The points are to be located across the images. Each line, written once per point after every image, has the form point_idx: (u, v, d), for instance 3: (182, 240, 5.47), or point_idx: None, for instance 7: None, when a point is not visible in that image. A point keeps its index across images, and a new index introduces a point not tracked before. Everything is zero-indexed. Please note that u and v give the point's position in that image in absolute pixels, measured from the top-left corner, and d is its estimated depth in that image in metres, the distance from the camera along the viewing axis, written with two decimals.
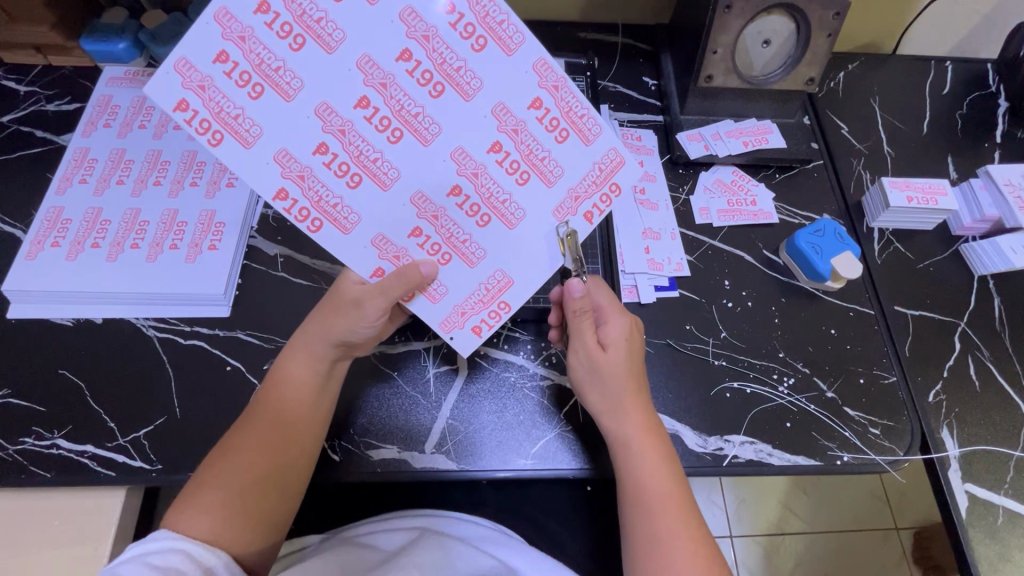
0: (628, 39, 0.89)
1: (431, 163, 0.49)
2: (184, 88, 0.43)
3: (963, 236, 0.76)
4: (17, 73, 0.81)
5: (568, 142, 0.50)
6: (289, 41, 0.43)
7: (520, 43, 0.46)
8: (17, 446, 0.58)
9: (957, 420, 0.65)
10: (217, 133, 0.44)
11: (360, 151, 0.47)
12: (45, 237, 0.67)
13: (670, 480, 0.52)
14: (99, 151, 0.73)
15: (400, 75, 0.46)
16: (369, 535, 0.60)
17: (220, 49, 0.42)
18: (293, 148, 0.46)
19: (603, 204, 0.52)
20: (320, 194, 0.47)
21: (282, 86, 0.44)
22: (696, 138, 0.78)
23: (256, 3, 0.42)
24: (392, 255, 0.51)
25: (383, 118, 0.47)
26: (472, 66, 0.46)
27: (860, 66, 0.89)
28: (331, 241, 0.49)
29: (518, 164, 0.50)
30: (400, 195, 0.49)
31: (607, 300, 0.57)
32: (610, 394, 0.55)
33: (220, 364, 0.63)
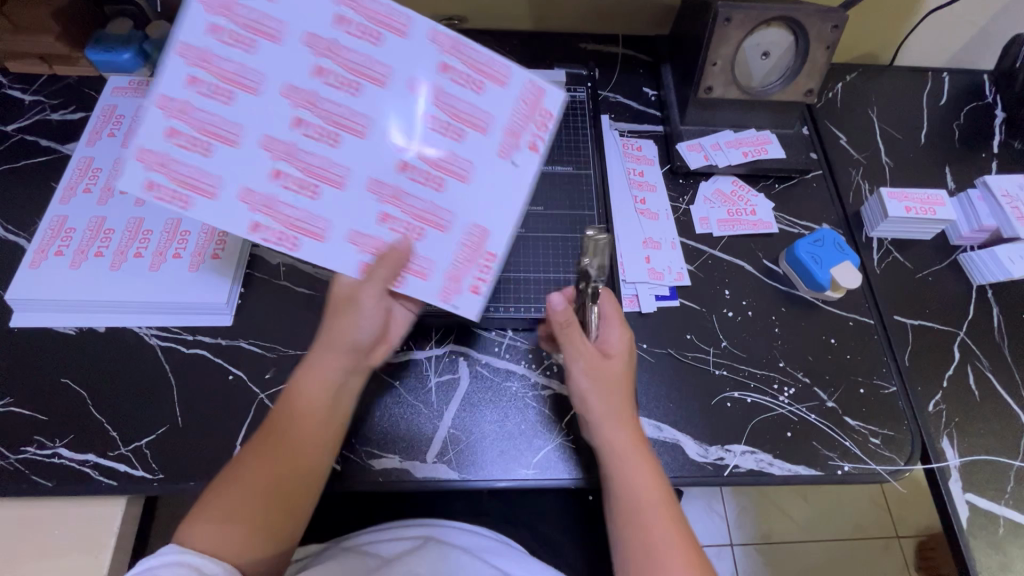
0: (628, 49, 0.90)
1: (380, 154, 0.52)
2: (147, 170, 0.49)
3: (962, 246, 0.77)
4: (23, 82, 0.81)
5: (482, 90, 0.53)
6: (219, 97, 0.49)
7: (407, 24, 0.51)
8: (19, 455, 0.58)
9: (958, 430, 0.65)
10: (184, 196, 0.50)
11: (310, 164, 0.51)
12: (49, 246, 0.67)
13: (660, 489, 0.52)
14: (103, 160, 0.73)
15: (320, 88, 0.51)
16: (371, 543, 0.60)
17: (168, 127, 0.49)
18: (252, 182, 0.51)
19: (541, 131, 0.54)
20: (289, 215, 0.52)
21: (226, 135, 0.50)
22: (696, 148, 0.79)
23: (184, 79, 0.49)
24: (370, 246, 0.53)
25: (324, 122, 0.51)
26: (387, 65, 0.51)
27: (858, 77, 0.90)
28: (311, 254, 0.53)
29: (450, 128, 0.53)
30: (363, 189, 0.53)
31: (611, 308, 0.59)
32: (602, 403, 0.55)
33: (222, 373, 0.63)
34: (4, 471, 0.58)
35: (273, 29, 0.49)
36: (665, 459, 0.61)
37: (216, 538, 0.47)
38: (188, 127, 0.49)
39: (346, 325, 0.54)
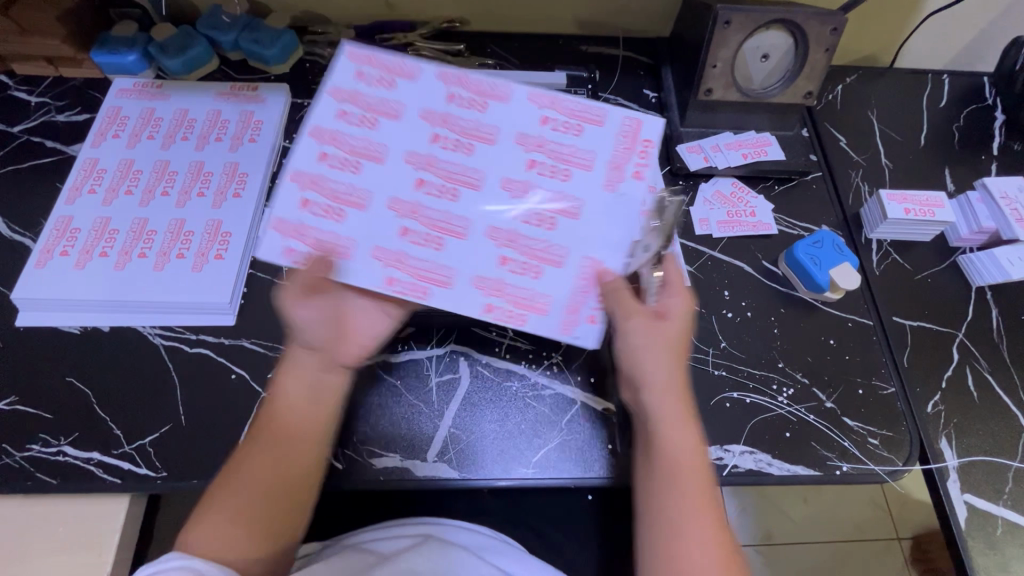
0: (629, 52, 0.91)
1: (493, 201, 0.54)
2: (286, 240, 0.52)
3: (962, 248, 0.77)
4: (29, 84, 0.82)
5: (582, 132, 0.56)
6: (352, 168, 0.53)
7: (509, 90, 0.56)
8: (25, 452, 0.59)
9: (956, 430, 0.65)
10: (322, 259, 0.51)
11: (434, 219, 0.53)
12: (55, 246, 0.68)
13: (699, 460, 0.51)
14: (108, 161, 0.74)
15: (438, 152, 0.54)
16: (371, 541, 0.60)
17: (304, 201, 0.52)
18: (383, 241, 0.52)
19: (644, 159, 0.55)
20: (416, 266, 0.52)
21: (355, 202, 0.53)
22: (696, 150, 0.79)
23: (318, 157, 0.53)
24: (493, 288, 0.53)
25: (445, 176, 0.54)
26: (485, 125, 0.55)
27: (858, 79, 0.91)
28: (438, 300, 0.52)
29: (556, 166, 0.55)
30: (480, 233, 0.53)
31: (675, 275, 0.55)
32: (650, 368, 0.53)
33: (225, 372, 0.64)
34: (9, 469, 0.58)
35: (388, 109, 0.55)
36: None
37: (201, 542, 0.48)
38: (329, 198, 0.53)
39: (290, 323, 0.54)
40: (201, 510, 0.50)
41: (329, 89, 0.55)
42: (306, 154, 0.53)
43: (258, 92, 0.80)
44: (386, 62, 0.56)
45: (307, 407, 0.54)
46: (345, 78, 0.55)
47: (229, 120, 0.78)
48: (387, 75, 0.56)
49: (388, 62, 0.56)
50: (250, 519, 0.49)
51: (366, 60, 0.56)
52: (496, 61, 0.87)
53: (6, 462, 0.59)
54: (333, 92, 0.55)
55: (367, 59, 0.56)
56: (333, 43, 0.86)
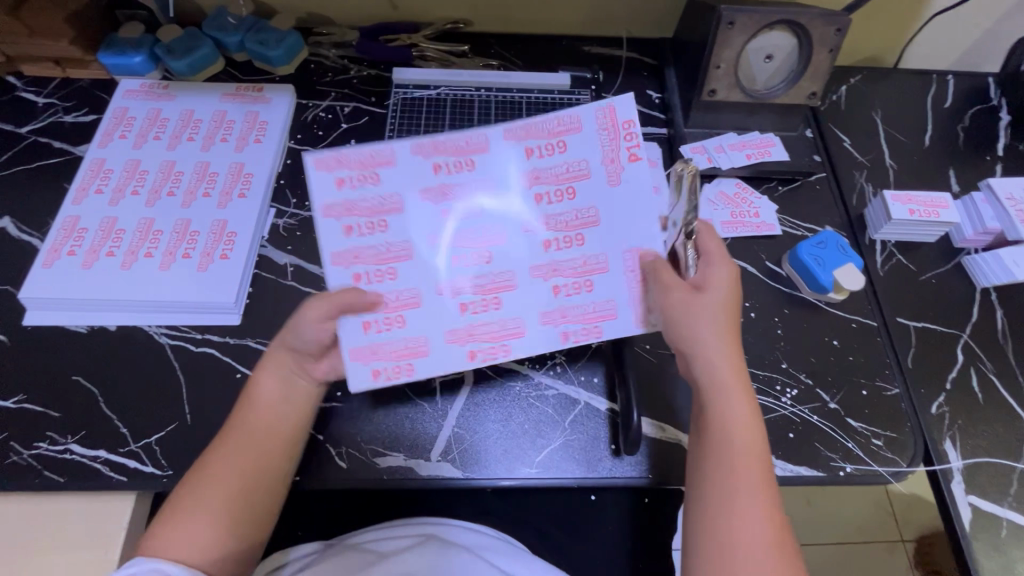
0: (633, 53, 0.91)
1: (524, 245, 0.55)
2: (365, 365, 0.53)
3: (966, 249, 0.77)
4: (37, 85, 0.83)
5: (564, 146, 0.55)
6: (388, 275, 0.54)
7: (480, 139, 0.55)
8: (32, 450, 0.60)
9: (960, 432, 0.65)
10: (405, 365, 0.54)
11: (482, 284, 0.55)
12: (62, 246, 0.68)
13: (750, 424, 0.50)
14: (115, 161, 0.74)
15: (454, 226, 0.55)
16: (374, 540, 0.60)
17: (363, 321, 0.53)
18: (450, 322, 0.54)
19: (633, 142, 0.54)
20: (487, 331, 0.55)
21: (408, 303, 0.54)
22: (700, 150, 0.79)
23: (352, 279, 0.53)
24: (560, 316, 0.55)
25: (473, 233, 0.55)
26: (483, 183, 0.55)
27: (862, 80, 0.91)
28: (519, 351, 0.55)
29: (559, 188, 0.55)
30: (531, 274, 0.55)
31: (713, 246, 0.56)
32: (698, 335, 0.52)
33: (230, 371, 0.64)
34: (17, 467, 0.59)
35: (388, 206, 0.54)
36: (667, 459, 0.61)
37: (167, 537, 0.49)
38: (383, 310, 0.54)
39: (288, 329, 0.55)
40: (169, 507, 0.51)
41: (320, 211, 0.53)
42: (339, 276, 0.53)
43: (263, 93, 0.81)
44: (352, 157, 0.53)
45: (276, 409, 0.55)
46: (326, 197, 0.53)
47: (234, 121, 0.78)
48: (363, 170, 0.53)
49: (354, 156, 0.53)
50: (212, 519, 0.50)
51: (335, 164, 0.53)
52: (500, 62, 0.87)
53: (13, 460, 0.59)
54: (326, 214, 0.53)
55: (330, 168, 0.53)
56: (338, 44, 0.87)
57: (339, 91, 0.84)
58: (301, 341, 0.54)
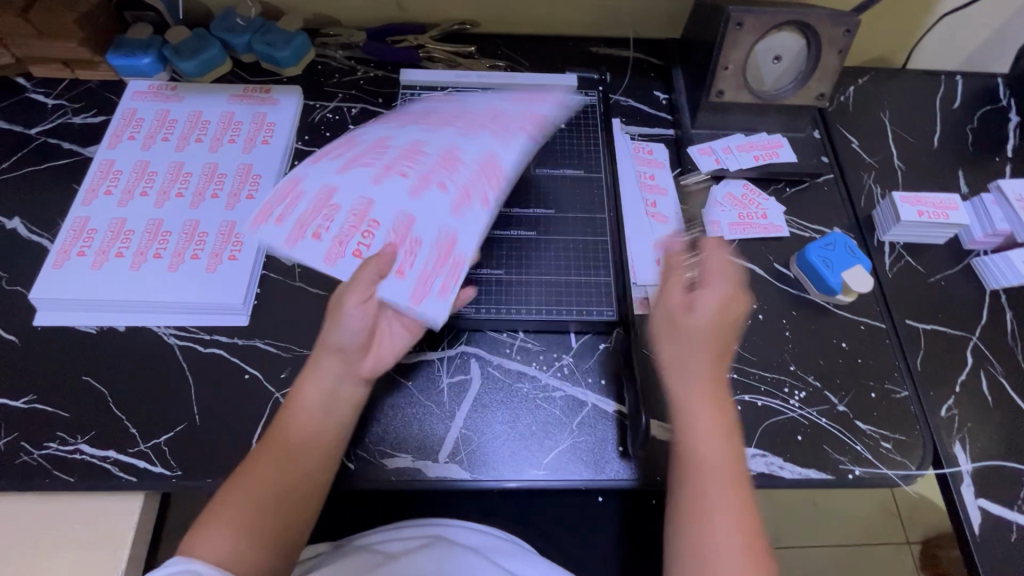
0: (639, 53, 0.90)
1: (474, 140, 0.67)
2: (419, 294, 0.60)
3: (975, 251, 0.76)
4: (46, 86, 0.83)
5: (405, 125, 0.70)
6: (379, 231, 0.63)
7: (363, 133, 0.70)
8: (42, 450, 0.60)
9: (970, 435, 0.64)
10: (452, 270, 0.61)
11: (450, 178, 0.65)
12: (72, 246, 0.69)
13: (722, 444, 0.50)
14: (124, 162, 0.75)
15: (391, 171, 0.66)
16: (383, 542, 0.60)
17: (397, 272, 0.60)
18: (452, 215, 0.63)
19: (445, 99, 0.74)
20: (472, 180, 0.64)
21: (416, 228, 0.63)
22: (707, 151, 0.79)
23: (358, 259, 0.62)
24: (503, 140, 0.68)
25: (403, 150, 0.67)
26: (304, 159, 0.67)
27: (870, 80, 0.90)
28: (513, 149, 0.67)
29: (431, 123, 0.70)
30: (473, 142, 0.67)
31: (715, 265, 0.55)
32: (676, 352, 0.53)
33: (238, 372, 0.65)
34: (27, 466, 0.59)
35: (335, 198, 0.64)
36: None
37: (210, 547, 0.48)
38: (397, 246, 0.62)
39: (331, 325, 0.55)
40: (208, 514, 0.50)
41: (282, 250, 0.62)
42: (348, 262, 0.62)
43: (270, 94, 0.81)
44: (263, 206, 0.64)
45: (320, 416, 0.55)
46: (280, 245, 0.62)
47: (242, 121, 0.79)
48: (284, 198, 0.64)
49: (273, 199, 0.64)
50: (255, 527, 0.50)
51: (262, 218, 0.63)
52: (506, 63, 0.87)
53: (24, 460, 0.59)
54: (290, 247, 0.61)
55: (263, 226, 0.63)
56: (345, 45, 0.87)
57: (347, 93, 0.84)
58: (345, 335, 0.55)
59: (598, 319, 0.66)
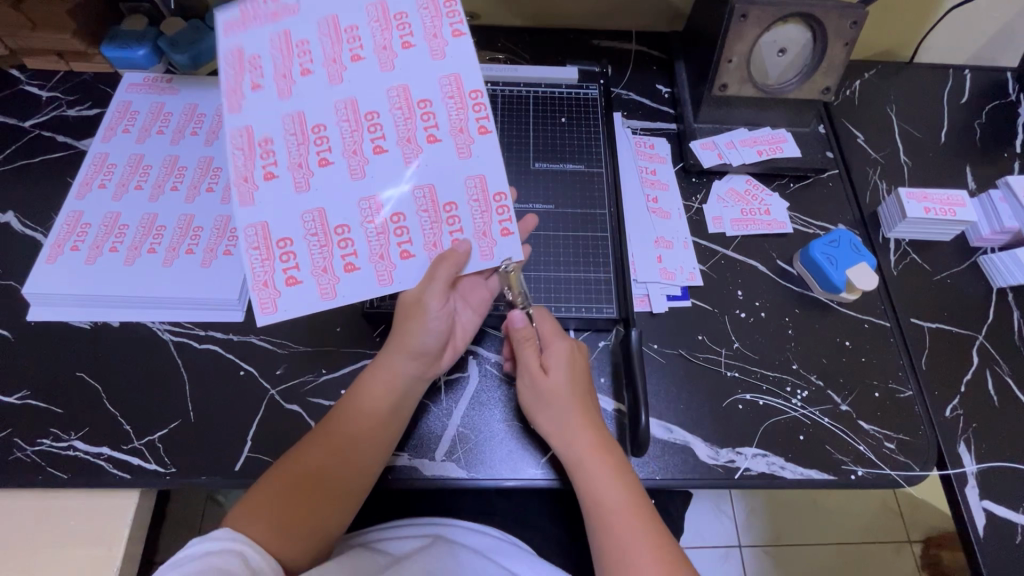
0: (642, 46, 0.89)
1: (383, 56, 0.52)
2: (492, 247, 0.55)
3: (982, 248, 0.75)
4: (41, 78, 0.82)
5: (238, 94, 0.51)
6: (397, 229, 0.53)
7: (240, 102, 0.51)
8: (35, 447, 0.59)
9: (975, 435, 0.63)
10: (502, 209, 0.55)
11: (398, 107, 0.53)
12: (65, 241, 0.68)
13: (619, 491, 0.53)
14: (118, 156, 0.74)
15: (336, 144, 0.52)
16: (382, 540, 0.59)
17: (457, 247, 0.54)
18: (446, 150, 0.53)
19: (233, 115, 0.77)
20: (444, 97, 0.53)
21: (430, 201, 0.54)
22: (710, 146, 0.78)
23: (408, 259, 0.54)
24: (433, 36, 0.52)
25: (341, 117, 0.52)
26: (258, 173, 0.51)
27: (876, 74, 0.89)
28: (465, 46, 0.53)
29: (292, 55, 0.51)
30: (389, 77, 0.52)
31: (547, 328, 0.60)
32: (551, 419, 0.57)
33: (233, 368, 0.64)
34: (20, 463, 0.59)
35: (332, 219, 0.52)
36: (674, 461, 0.60)
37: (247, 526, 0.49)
38: (438, 226, 0.54)
39: (414, 328, 0.56)
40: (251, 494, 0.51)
41: (331, 303, 0.53)
42: (405, 269, 0.54)
43: None
44: (256, 274, 0.51)
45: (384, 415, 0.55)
46: (323, 301, 0.53)
47: None
48: (273, 253, 0.52)
49: (255, 265, 0.51)
50: (290, 514, 0.50)
51: (267, 286, 0.52)
52: (506, 56, 0.86)
53: (17, 456, 0.59)
54: (335, 296, 0.53)
55: (279, 296, 0.52)
56: None
57: None
58: (429, 338, 0.56)
59: (598, 316, 0.65)
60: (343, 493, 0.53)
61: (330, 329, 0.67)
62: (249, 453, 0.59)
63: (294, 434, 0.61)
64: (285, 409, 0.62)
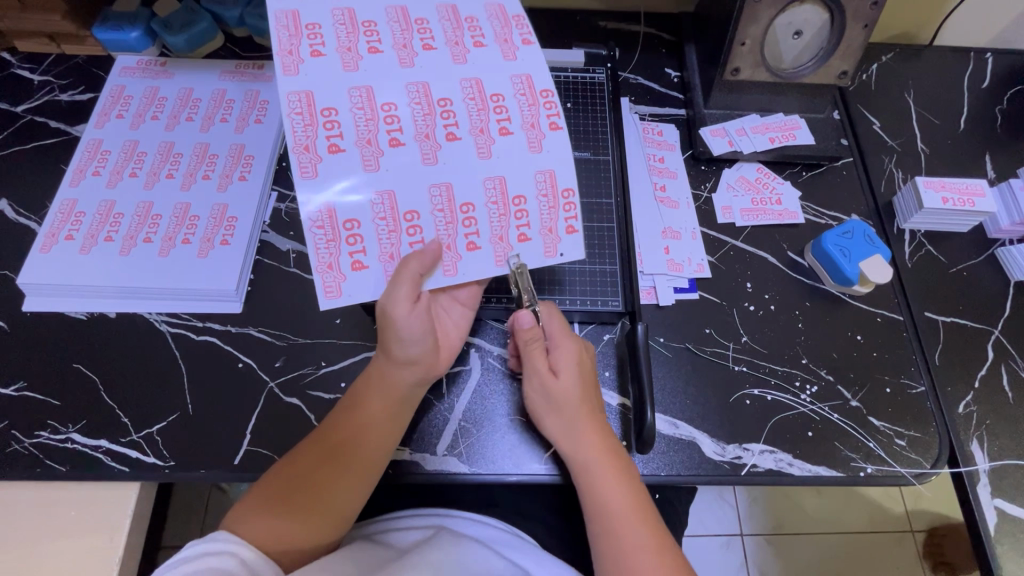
0: (651, 28, 0.86)
1: (452, 51, 0.53)
2: (557, 240, 0.53)
3: (1000, 240, 0.73)
4: (32, 62, 0.80)
5: (304, 63, 0.50)
6: (465, 219, 0.51)
7: (301, 74, 0.50)
8: (33, 439, 0.59)
9: (988, 433, 0.62)
10: (569, 204, 0.52)
11: (470, 98, 0.52)
12: (59, 230, 0.66)
13: (627, 495, 0.53)
14: (112, 142, 0.72)
15: (409, 131, 0.51)
16: (382, 534, 0.59)
17: (525, 238, 0.52)
18: (518, 146, 0.52)
19: (259, 114, 0.75)
20: (513, 94, 0.53)
21: (500, 192, 0.52)
22: (720, 133, 0.75)
23: (472, 248, 0.52)
24: (502, 39, 0.54)
25: (412, 100, 0.52)
26: (324, 144, 0.49)
27: (894, 58, 0.85)
28: (535, 53, 0.54)
29: (364, 38, 0.52)
30: (461, 69, 0.53)
31: (557, 326, 0.57)
32: (561, 420, 0.55)
33: (232, 360, 0.63)
34: (17, 456, 0.58)
35: (401, 203, 0.50)
36: (680, 457, 0.59)
37: (249, 517, 0.48)
38: (506, 218, 0.52)
39: (392, 339, 0.52)
40: (257, 488, 0.51)
41: None
42: (470, 261, 0.52)
43: (263, 70, 0.78)
44: (321, 255, 0.49)
45: (387, 411, 0.55)
46: None
47: (234, 99, 0.76)
48: (338, 235, 0.49)
49: (319, 246, 0.49)
50: (288, 498, 0.50)
51: (332, 269, 0.49)
52: None
53: (15, 448, 0.58)
54: None
55: (344, 280, 0.50)
56: None
57: None
58: (409, 346, 0.53)
59: (604, 308, 0.64)
60: (360, 486, 0.53)
61: (329, 321, 0.65)
62: (248, 447, 0.59)
63: (293, 427, 0.60)
64: (284, 402, 0.61)
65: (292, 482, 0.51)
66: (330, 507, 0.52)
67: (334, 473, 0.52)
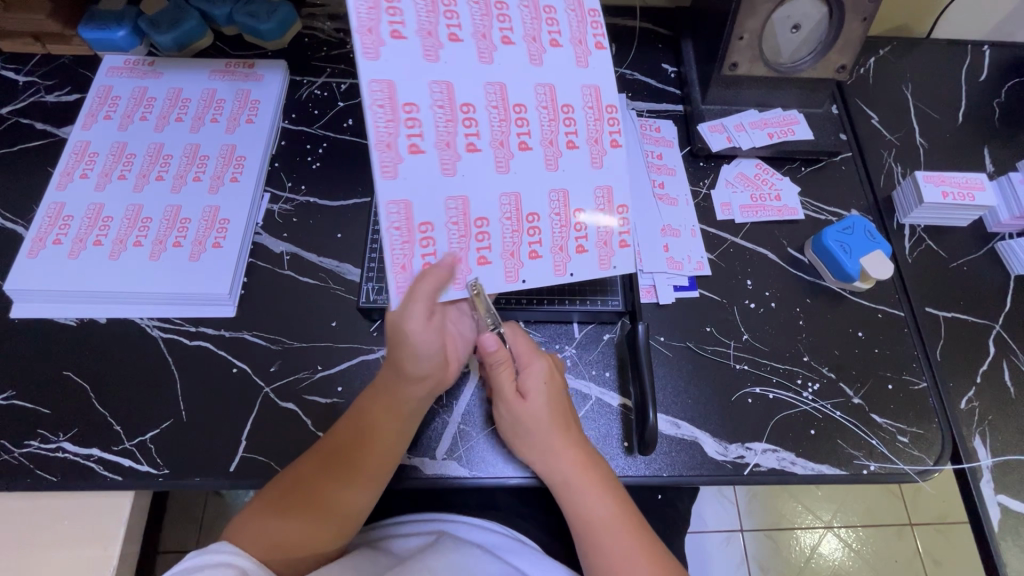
0: (647, 23, 0.85)
1: (531, 49, 0.51)
2: (610, 249, 0.56)
3: (999, 234, 0.72)
4: (17, 62, 0.78)
5: (388, 45, 0.47)
6: (530, 228, 0.53)
7: (385, 58, 0.47)
8: (23, 449, 0.57)
9: (990, 428, 0.62)
10: (623, 219, 0.55)
11: (543, 107, 0.52)
12: (47, 234, 0.65)
13: (613, 509, 0.52)
14: (100, 144, 0.70)
15: (484, 139, 0.50)
16: (383, 540, 0.58)
17: (582, 250, 0.55)
18: (582, 160, 0.54)
19: (253, 112, 0.74)
20: (585, 107, 0.53)
21: (563, 203, 0.54)
22: (718, 129, 0.74)
23: (535, 256, 0.54)
24: (577, 41, 0.53)
25: (489, 101, 0.50)
26: (404, 143, 0.48)
27: (891, 52, 0.85)
28: (605, 60, 0.53)
29: (446, 23, 0.48)
30: (538, 72, 0.52)
31: (523, 346, 0.56)
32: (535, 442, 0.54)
33: (226, 366, 0.62)
34: (7, 466, 0.57)
35: (473, 209, 0.51)
36: (681, 458, 0.59)
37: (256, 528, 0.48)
38: (567, 230, 0.54)
39: (407, 355, 0.51)
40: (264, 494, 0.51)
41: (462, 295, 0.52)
42: (532, 269, 0.54)
43: (255, 69, 0.77)
44: (395, 257, 0.49)
45: (387, 421, 0.53)
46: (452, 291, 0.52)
47: (225, 99, 0.74)
48: (413, 237, 0.49)
49: (395, 247, 0.49)
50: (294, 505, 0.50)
51: (405, 271, 0.50)
52: None
53: (5, 459, 0.57)
54: (465, 289, 0.52)
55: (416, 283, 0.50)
56: (334, 17, 0.83)
57: (335, 67, 0.80)
58: (425, 363, 0.51)
59: (604, 308, 0.63)
60: (365, 493, 0.53)
61: (325, 324, 0.64)
62: (244, 454, 0.58)
63: (291, 433, 0.59)
64: (281, 407, 0.60)
65: (300, 488, 0.51)
66: (336, 513, 0.51)
67: (340, 480, 0.52)
